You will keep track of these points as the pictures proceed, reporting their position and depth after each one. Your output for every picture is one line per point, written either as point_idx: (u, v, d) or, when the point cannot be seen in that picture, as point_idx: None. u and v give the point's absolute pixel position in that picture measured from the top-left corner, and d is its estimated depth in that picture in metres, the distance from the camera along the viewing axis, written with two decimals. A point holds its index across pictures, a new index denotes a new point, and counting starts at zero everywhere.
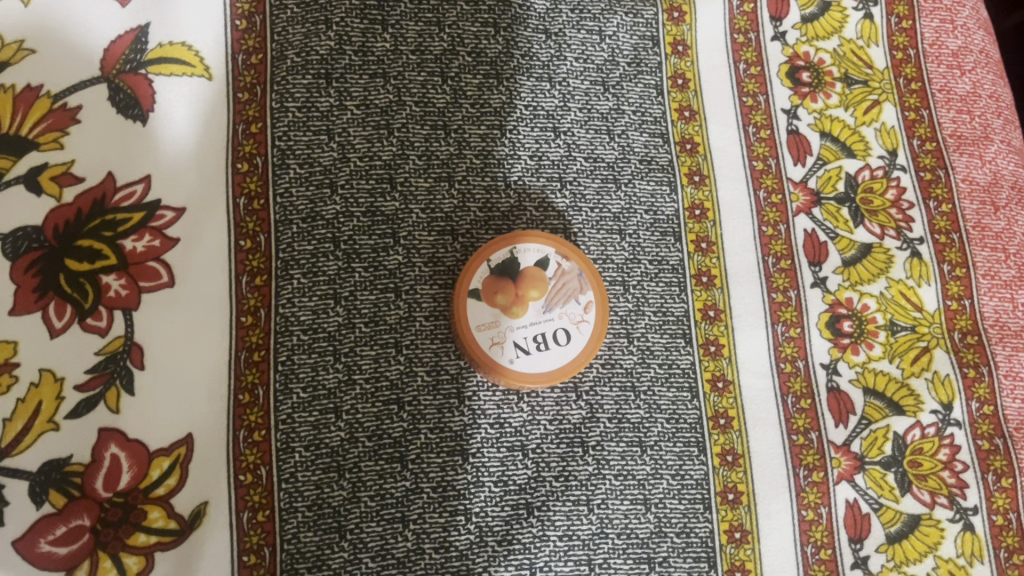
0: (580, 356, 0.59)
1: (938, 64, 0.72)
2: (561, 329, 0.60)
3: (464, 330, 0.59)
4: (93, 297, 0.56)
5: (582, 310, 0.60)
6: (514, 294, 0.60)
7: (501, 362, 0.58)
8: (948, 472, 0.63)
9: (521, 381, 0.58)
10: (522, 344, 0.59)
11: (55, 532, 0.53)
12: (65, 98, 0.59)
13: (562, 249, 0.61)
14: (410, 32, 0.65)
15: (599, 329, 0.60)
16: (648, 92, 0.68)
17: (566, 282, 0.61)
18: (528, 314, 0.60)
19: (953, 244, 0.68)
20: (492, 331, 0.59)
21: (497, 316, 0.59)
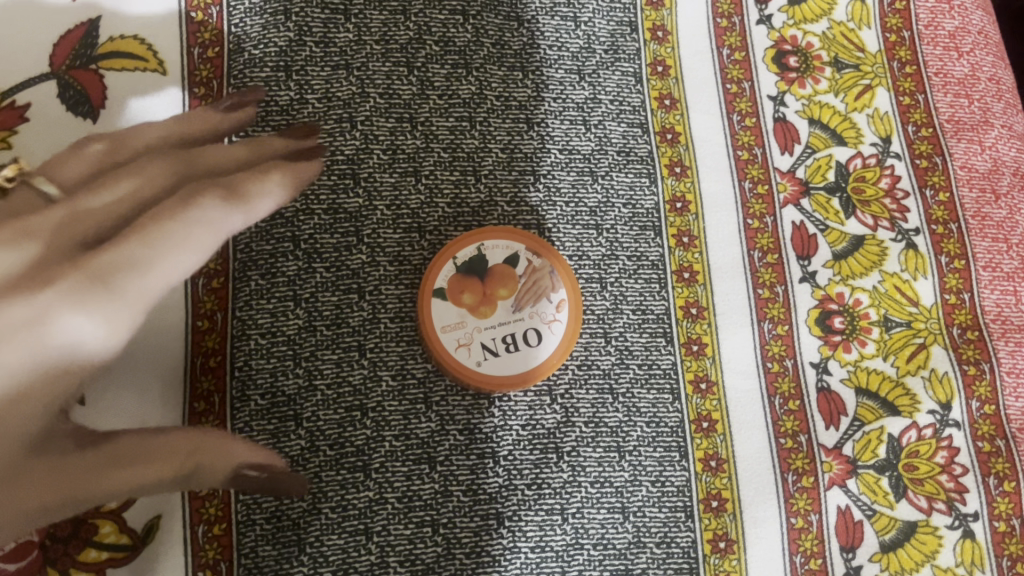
0: (554, 358, 0.57)
1: (934, 46, 0.68)
2: (532, 330, 0.57)
3: (430, 333, 0.56)
4: None
5: (554, 309, 0.58)
6: (481, 293, 0.57)
7: (468, 365, 0.56)
8: (946, 476, 0.60)
9: (491, 384, 0.56)
10: (490, 346, 0.56)
11: (252, 476, 0.41)
12: (14, 96, 0.56)
13: (533, 246, 0.58)
14: (375, 21, 0.62)
15: (573, 328, 0.57)
16: (626, 80, 0.65)
17: (537, 280, 0.58)
18: (496, 314, 0.57)
19: (952, 234, 0.64)
20: (458, 332, 0.56)
21: (464, 316, 0.56)
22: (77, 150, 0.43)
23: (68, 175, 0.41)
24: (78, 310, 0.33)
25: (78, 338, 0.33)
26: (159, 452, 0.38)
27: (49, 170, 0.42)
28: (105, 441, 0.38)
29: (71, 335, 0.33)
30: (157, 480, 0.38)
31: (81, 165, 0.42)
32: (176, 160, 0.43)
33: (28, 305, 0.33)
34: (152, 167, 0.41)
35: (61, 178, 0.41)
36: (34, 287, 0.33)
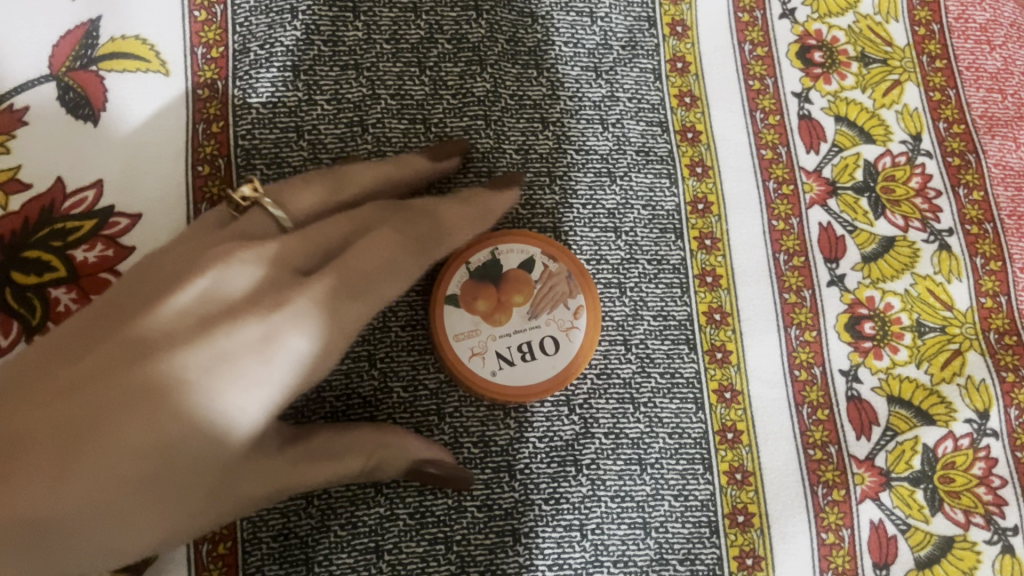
0: (573, 366, 0.54)
1: (965, 40, 0.66)
2: (549, 337, 0.55)
3: (441, 343, 0.54)
4: (42, 313, 0.52)
5: (572, 315, 0.55)
6: (495, 300, 0.55)
7: (482, 374, 0.54)
8: (984, 488, 0.57)
9: (506, 395, 0.54)
10: (505, 355, 0.54)
11: (428, 471, 0.50)
12: (13, 99, 0.55)
13: (550, 251, 0.56)
14: (385, 19, 0.60)
15: (592, 335, 0.55)
16: (645, 77, 0.63)
17: (554, 284, 0.55)
18: (511, 321, 0.55)
19: (987, 235, 0.61)
20: (472, 341, 0.54)
21: (477, 323, 0.54)
22: (303, 179, 0.49)
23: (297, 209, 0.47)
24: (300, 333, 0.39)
25: (300, 354, 0.39)
26: (353, 452, 0.47)
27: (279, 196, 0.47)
28: (303, 439, 0.45)
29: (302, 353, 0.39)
30: (349, 473, 0.47)
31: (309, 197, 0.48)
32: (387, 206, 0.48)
33: (263, 325, 0.38)
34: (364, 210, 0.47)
35: (289, 205, 0.47)
36: (270, 309, 0.39)
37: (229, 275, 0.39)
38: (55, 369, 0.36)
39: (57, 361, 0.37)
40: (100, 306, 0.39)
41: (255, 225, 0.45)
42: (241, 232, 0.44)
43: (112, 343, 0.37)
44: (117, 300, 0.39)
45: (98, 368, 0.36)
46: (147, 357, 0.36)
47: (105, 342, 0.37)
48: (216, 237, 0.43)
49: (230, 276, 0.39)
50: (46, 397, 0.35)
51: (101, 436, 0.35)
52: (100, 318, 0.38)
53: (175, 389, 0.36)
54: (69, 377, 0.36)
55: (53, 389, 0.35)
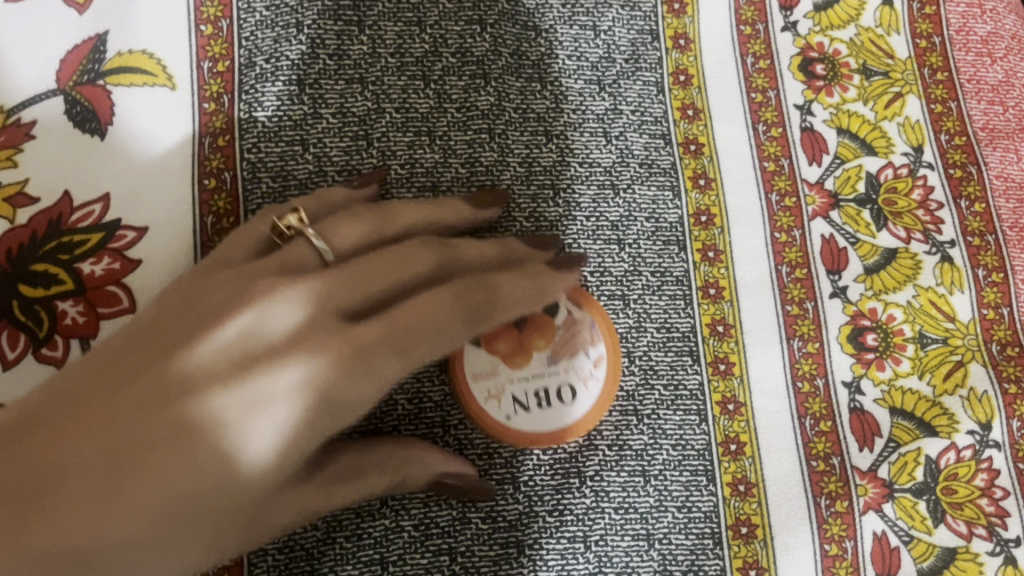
0: (588, 418, 0.55)
1: (966, 53, 0.66)
2: (566, 386, 0.56)
3: (459, 381, 0.54)
4: (49, 325, 0.53)
5: (592, 365, 0.56)
6: (516, 343, 0.56)
7: (497, 418, 0.54)
8: (986, 500, 0.57)
9: (519, 439, 0.54)
10: (522, 399, 0.55)
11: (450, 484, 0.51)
12: (20, 113, 0.55)
13: (575, 297, 0.57)
14: (389, 33, 0.61)
15: (608, 389, 0.56)
16: (648, 90, 0.63)
17: (576, 333, 0.56)
18: (530, 366, 0.56)
19: (989, 246, 0.62)
20: (489, 383, 0.55)
21: (496, 365, 0.55)
22: (351, 212, 0.50)
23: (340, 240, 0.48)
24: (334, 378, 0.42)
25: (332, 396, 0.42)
26: (380, 469, 0.47)
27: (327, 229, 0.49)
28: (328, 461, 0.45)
29: (338, 395, 0.42)
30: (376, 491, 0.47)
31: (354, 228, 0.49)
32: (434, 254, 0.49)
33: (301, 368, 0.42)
34: (413, 256, 0.48)
35: (334, 239, 0.48)
36: (306, 350, 0.42)
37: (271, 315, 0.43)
38: (101, 395, 0.39)
39: (102, 388, 0.40)
40: (138, 337, 0.43)
41: (298, 256, 0.47)
42: (284, 262, 0.46)
43: (158, 376, 0.40)
44: (155, 330, 0.43)
45: (147, 400, 0.39)
46: (195, 393, 0.40)
47: (151, 373, 0.40)
48: (253, 265, 0.46)
49: (270, 316, 0.43)
50: (97, 422, 0.38)
51: (148, 466, 0.38)
52: (141, 348, 0.42)
53: (218, 426, 0.40)
54: (118, 405, 0.39)
55: (102, 415, 0.38)
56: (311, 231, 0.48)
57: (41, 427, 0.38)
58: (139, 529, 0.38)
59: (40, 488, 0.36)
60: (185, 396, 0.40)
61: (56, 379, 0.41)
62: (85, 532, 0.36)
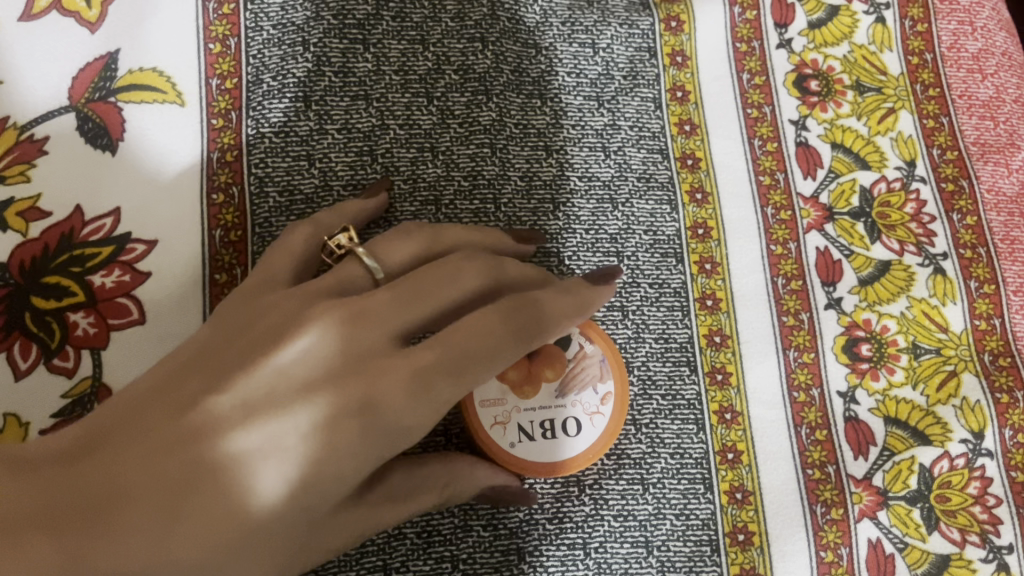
0: (592, 454, 0.55)
1: (957, 69, 0.67)
2: (573, 419, 0.56)
3: (467, 406, 0.54)
4: (60, 336, 0.54)
5: (598, 401, 0.56)
6: (525, 372, 0.56)
7: (501, 445, 0.54)
8: (979, 507, 0.58)
9: (521, 467, 0.54)
10: (527, 428, 0.55)
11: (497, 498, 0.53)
12: (33, 129, 0.57)
13: (586, 332, 0.57)
14: (393, 51, 0.62)
15: (615, 424, 0.56)
16: (645, 106, 0.65)
17: (586, 366, 0.56)
18: (537, 397, 0.55)
19: (981, 259, 0.63)
20: (497, 410, 0.55)
21: (504, 393, 0.55)
22: (399, 231, 0.51)
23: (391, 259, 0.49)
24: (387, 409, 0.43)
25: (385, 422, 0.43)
26: (407, 487, 0.47)
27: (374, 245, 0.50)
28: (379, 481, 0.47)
29: (384, 414, 0.43)
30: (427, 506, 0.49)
31: (403, 247, 0.50)
32: (483, 268, 0.49)
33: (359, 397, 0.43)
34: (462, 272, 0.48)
35: (383, 257, 0.49)
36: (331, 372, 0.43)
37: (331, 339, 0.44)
38: (161, 418, 0.41)
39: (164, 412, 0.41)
40: (193, 356, 0.44)
41: (350, 275, 0.48)
42: (338, 281, 0.47)
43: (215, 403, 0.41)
44: (210, 351, 0.44)
45: (207, 425, 0.41)
46: (253, 419, 0.42)
47: (211, 396, 0.42)
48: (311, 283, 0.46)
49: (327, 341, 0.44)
50: (158, 447, 0.40)
51: (208, 492, 0.40)
52: (198, 368, 0.43)
53: (275, 451, 0.42)
54: (178, 429, 0.40)
55: (164, 441, 0.40)
56: (361, 250, 0.49)
57: (105, 450, 0.39)
58: (198, 553, 0.39)
59: (108, 512, 0.38)
60: (244, 421, 0.41)
61: (111, 397, 0.42)
62: (145, 558, 0.38)
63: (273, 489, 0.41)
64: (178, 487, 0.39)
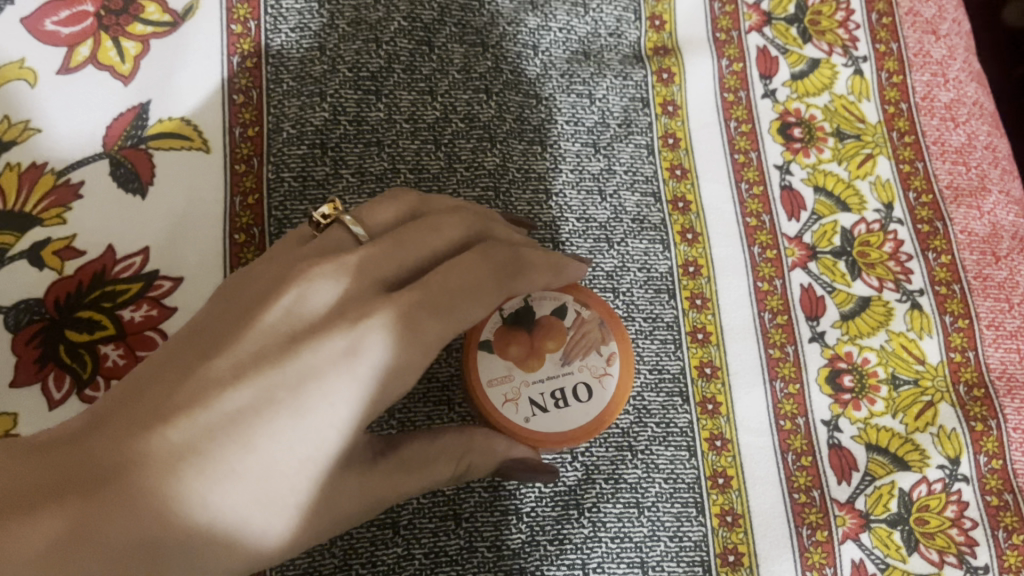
0: (606, 414, 0.57)
1: (931, 117, 0.72)
2: (582, 384, 0.57)
3: (476, 389, 0.56)
4: (92, 367, 0.58)
5: (604, 362, 0.58)
6: (528, 346, 0.57)
7: (516, 420, 0.56)
8: (956, 530, 0.61)
9: (538, 439, 0.56)
10: (539, 401, 0.56)
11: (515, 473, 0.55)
12: (69, 174, 0.61)
13: (582, 299, 0.60)
14: (404, 101, 0.67)
15: (623, 381, 0.58)
16: (639, 152, 0.69)
17: (587, 331, 0.59)
18: (544, 367, 0.57)
19: (954, 295, 0.67)
20: (505, 388, 0.56)
21: (510, 369, 0.57)
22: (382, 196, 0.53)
23: (375, 221, 0.52)
24: (371, 348, 0.45)
25: (376, 365, 0.45)
26: None
27: (358, 211, 0.52)
28: (392, 450, 0.48)
29: None
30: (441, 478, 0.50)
31: (389, 208, 0.52)
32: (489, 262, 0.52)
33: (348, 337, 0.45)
34: (443, 225, 0.50)
35: (367, 220, 0.52)
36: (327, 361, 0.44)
37: (320, 295, 0.46)
38: (158, 389, 0.43)
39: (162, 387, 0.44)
40: (191, 332, 0.47)
41: (335, 240, 0.50)
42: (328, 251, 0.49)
43: (207, 373, 0.44)
44: (204, 327, 0.47)
45: (200, 392, 0.43)
46: (243, 378, 0.44)
47: (203, 365, 0.44)
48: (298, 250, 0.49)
49: (311, 296, 0.46)
50: (153, 419, 0.42)
51: (205, 453, 0.42)
52: (192, 342, 0.46)
53: (267, 406, 0.43)
54: (173, 396, 0.43)
55: (161, 411, 0.42)
56: (348, 217, 0.51)
57: (107, 425, 0.42)
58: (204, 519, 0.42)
59: (109, 479, 0.40)
60: (233, 382, 0.44)
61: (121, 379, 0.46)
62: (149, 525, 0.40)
63: (270, 443, 0.43)
64: (175, 451, 0.42)
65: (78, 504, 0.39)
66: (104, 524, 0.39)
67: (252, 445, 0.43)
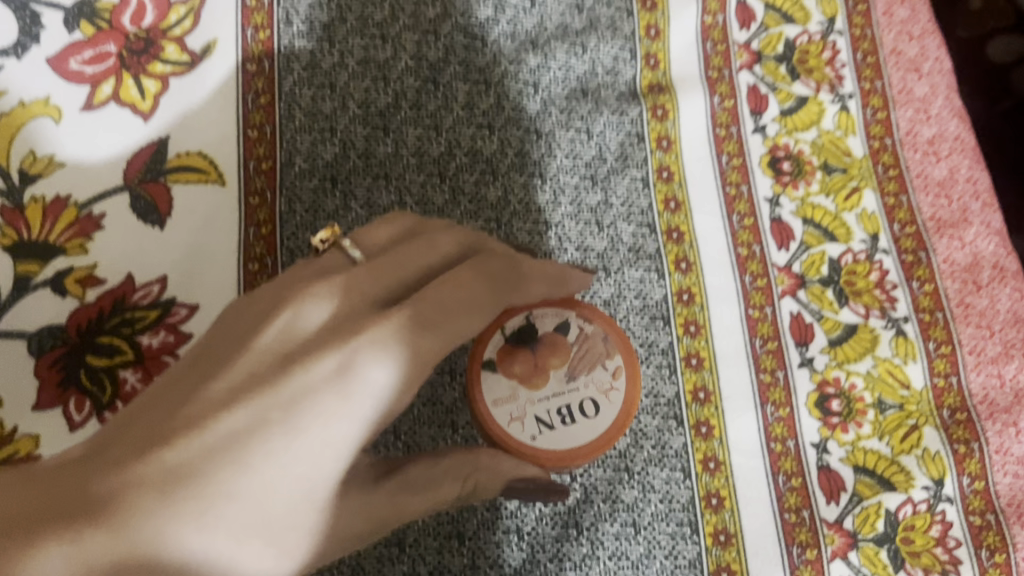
0: (612, 428, 0.59)
1: (914, 151, 0.75)
2: (588, 400, 0.60)
3: (483, 409, 0.59)
4: (111, 391, 0.60)
5: (610, 377, 0.61)
6: (532, 364, 0.60)
7: (522, 438, 0.58)
8: (940, 549, 0.64)
9: (546, 456, 0.58)
10: (545, 418, 0.59)
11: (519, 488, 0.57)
12: (91, 207, 0.64)
13: (585, 316, 0.62)
14: (410, 136, 0.70)
15: (630, 395, 0.61)
16: (635, 185, 0.72)
17: (591, 347, 0.61)
18: (549, 385, 0.60)
19: (938, 322, 0.70)
20: (511, 407, 0.59)
21: (515, 388, 0.59)
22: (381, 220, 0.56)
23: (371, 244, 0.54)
24: (375, 362, 0.47)
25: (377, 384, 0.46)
26: None
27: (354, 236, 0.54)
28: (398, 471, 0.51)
29: None
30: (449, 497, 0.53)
31: (383, 232, 0.55)
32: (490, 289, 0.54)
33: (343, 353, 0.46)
34: (438, 240, 0.54)
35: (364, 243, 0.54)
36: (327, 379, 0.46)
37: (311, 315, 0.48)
38: (156, 415, 0.43)
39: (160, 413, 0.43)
40: (180, 365, 0.47)
41: (334, 262, 0.52)
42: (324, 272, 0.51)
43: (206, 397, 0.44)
44: (197, 358, 0.47)
45: (198, 415, 0.43)
46: (240, 400, 0.44)
47: (201, 391, 0.44)
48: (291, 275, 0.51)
49: (304, 315, 0.48)
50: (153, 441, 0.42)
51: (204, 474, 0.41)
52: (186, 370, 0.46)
53: (265, 426, 0.44)
54: (171, 419, 0.43)
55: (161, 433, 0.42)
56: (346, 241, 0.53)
57: (102, 452, 0.41)
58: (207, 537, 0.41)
59: (107, 496, 0.39)
60: (231, 404, 0.44)
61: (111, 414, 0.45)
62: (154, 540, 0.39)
63: (270, 462, 0.43)
64: (174, 472, 0.41)
65: (77, 522, 0.38)
66: (101, 541, 0.38)
67: (248, 463, 0.43)
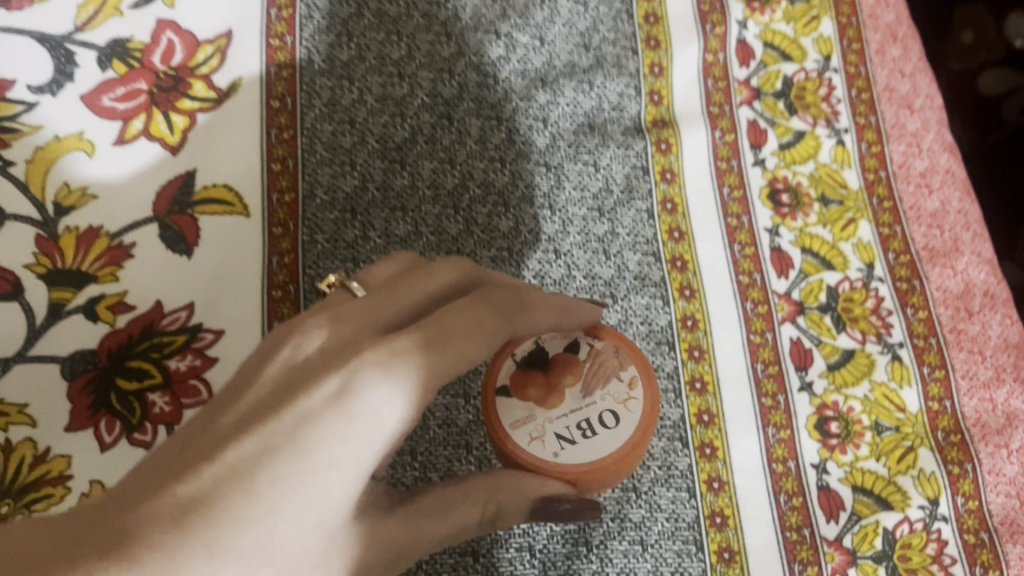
0: (632, 436, 0.61)
1: (907, 184, 0.78)
2: (607, 411, 0.62)
3: (503, 433, 0.61)
4: (140, 413, 0.63)
5: (625, 388, 0.63)
6: (545, 385, 0.62)
7: (544, 455, 0.60)
8: (936, 566, 0.66)
9: (571, 470, 0.59)
10: (565, 434, 0.60)
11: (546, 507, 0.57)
12: (122, 237, 0.67)
13: (593, 334, 0.65)
14: (426, 169, 0.73)
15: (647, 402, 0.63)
16: (640, 216, 0.75)
17: (603, 361, 0.64)
18: (566, 402, 0.62)
19: (931, 347, 0.73)
20: (529, 427, 0.61)
21: (531, 410, 0.62)
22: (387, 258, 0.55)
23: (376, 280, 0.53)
24: (380, 380, 0.45)
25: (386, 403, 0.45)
26: None
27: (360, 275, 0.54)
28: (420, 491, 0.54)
29: None
30: None
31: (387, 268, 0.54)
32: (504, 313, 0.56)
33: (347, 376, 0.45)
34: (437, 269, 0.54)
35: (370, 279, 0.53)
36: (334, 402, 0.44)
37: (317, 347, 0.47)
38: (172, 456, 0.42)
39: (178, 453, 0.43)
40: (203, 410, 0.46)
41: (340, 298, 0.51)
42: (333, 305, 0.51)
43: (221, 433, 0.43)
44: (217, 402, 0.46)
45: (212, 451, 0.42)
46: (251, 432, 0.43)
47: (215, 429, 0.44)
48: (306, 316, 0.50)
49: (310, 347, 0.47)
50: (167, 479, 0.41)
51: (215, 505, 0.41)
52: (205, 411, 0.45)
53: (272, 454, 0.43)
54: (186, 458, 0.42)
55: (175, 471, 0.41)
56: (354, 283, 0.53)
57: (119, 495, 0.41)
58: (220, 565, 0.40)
59: (120, 534, 0.38)
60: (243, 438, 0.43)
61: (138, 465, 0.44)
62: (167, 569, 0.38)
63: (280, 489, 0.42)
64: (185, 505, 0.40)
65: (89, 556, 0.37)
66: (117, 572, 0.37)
67: (259, 494, 0.42)
